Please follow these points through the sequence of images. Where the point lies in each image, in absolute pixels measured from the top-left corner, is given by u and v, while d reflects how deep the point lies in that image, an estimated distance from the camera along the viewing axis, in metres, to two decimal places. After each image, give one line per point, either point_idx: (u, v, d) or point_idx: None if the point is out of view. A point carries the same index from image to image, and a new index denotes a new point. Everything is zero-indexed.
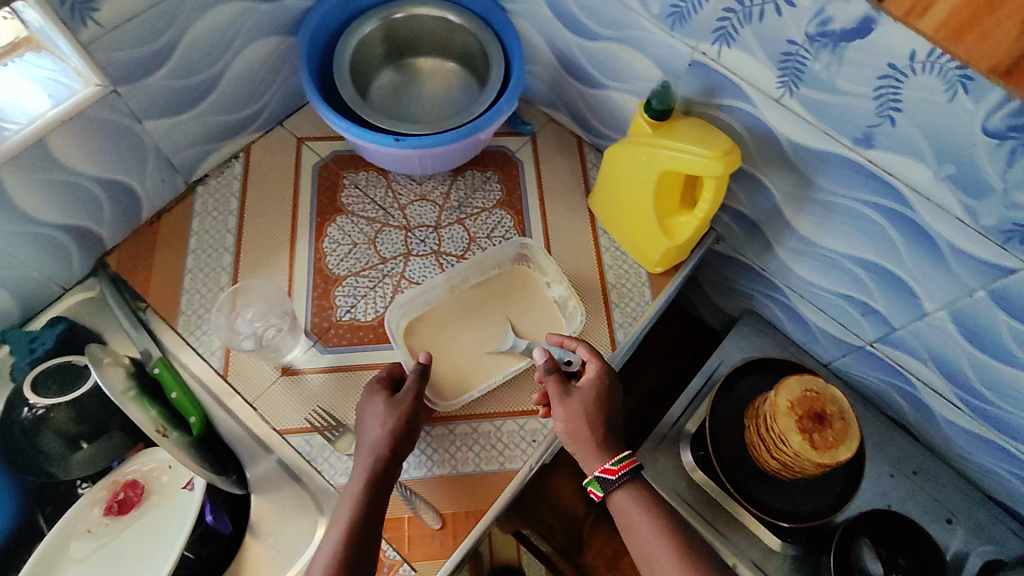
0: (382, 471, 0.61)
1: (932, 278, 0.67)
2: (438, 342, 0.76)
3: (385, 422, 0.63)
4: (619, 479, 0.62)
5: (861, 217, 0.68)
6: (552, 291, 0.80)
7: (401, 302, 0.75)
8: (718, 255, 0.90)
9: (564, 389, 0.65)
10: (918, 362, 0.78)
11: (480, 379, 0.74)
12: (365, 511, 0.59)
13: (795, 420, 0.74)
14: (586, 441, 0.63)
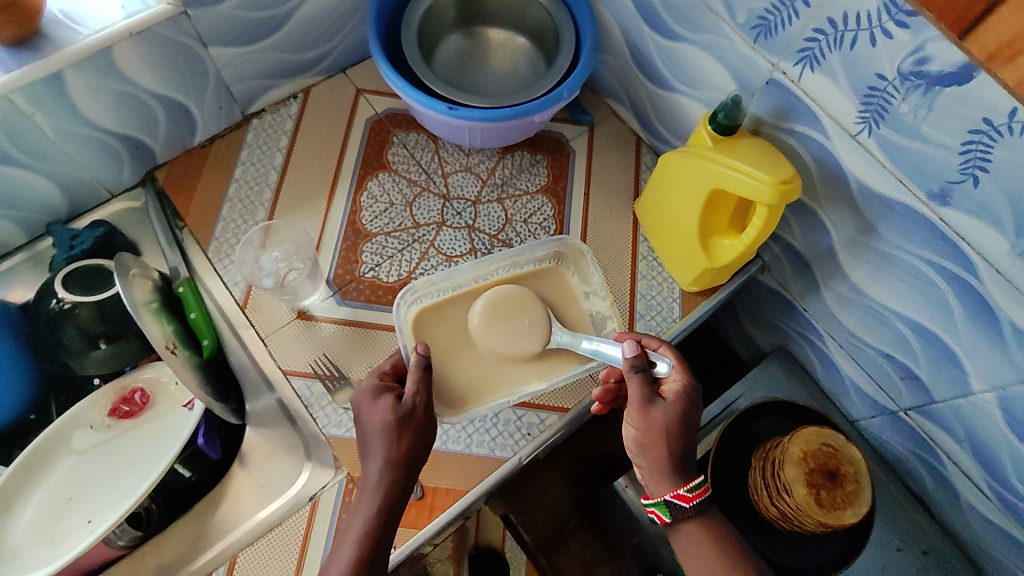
0: (393, 498, 0.58)
1: (988, 357, 0.61)
2: (450, 340, 0.71)
3: (390, 444, 0.58)
4: (691, 509, 0.58)
5: (921, 276, 0.63)
6: (590, 302, 0.75)
7: (415, 287, 0.71)
8: (759, 285, 0.85)
9: (649, 397, 0.60)
10: (951, 441, 0.72)
11: (491, 393, 0.69)
12: (377, 547, 0.56)
13: (804, 472, 0.70)
14: (660, 462, 0.59)
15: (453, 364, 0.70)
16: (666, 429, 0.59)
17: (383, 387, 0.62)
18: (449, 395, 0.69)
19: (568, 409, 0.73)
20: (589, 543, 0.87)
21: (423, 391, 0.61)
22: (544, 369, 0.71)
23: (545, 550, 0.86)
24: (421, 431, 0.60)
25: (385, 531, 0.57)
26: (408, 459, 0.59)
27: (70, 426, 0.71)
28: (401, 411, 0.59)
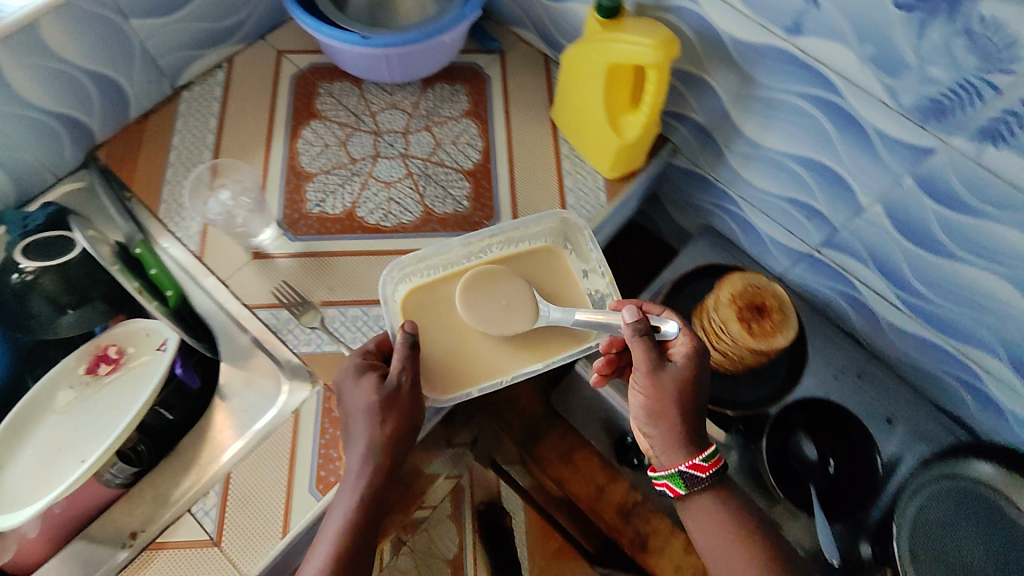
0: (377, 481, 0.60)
1: (866, 170, 0.70)
2: (437, 318, 0.74)
3: (376, 424, 0.61)
4: (707, 478, 0.62)
5: (798, 111, 0.71)
6: (588, 282, 0.78)
7: (403, 263, 0.74)
8: (676, 169, 0.94)
9: (661, 366, 0.63)
10: (859, 264, 0.81)
11: (483, 371, 0.72)
12: (362, 529, 0.58)
13: (736, 311, 0.77)
14: (671, 432, 0.62)
15: (444, 342, 0.72)
16: (677, 394, 0.62)
17: (367, 367, 0.65)
18: (440, 381, 0.71)
19: None
20: (564, 434, 0.94)
21: (407, 369, 0.64)
22: (543, 348, 0.74)
23: (524, 446, 0.94)
24: (405, 411, 0.63)
25: (372, 508, 0.59)
26: (393, 437, 0.61)
27: (51, 389, 0.78)
28: (386, 389, 0.63)
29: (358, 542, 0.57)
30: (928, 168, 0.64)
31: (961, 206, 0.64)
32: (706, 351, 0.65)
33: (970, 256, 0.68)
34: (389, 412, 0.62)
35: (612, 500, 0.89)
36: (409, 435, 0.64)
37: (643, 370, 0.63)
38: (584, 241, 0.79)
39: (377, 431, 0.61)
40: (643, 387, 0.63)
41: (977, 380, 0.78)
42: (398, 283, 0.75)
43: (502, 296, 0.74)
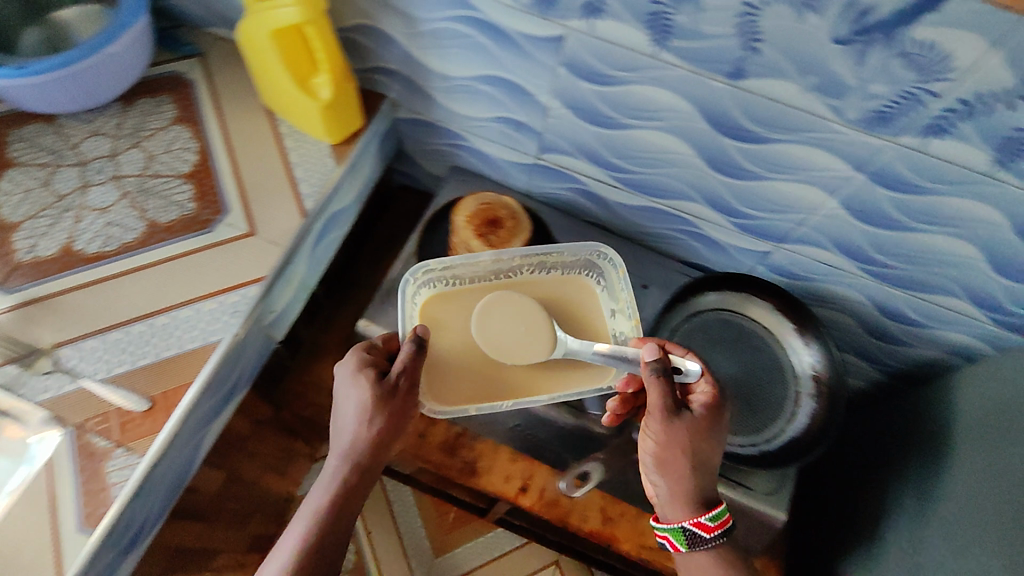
0: (355, 480, 0.67)
1: (530, 71, 0.77)
2: (461, 325, 0.80)
3: (362, 425, 0.67)
4: (712, 538, 0.66)
5: (459, 34, 0.76)
6: (614, 321, 0.82)
7: (429, 268, 0.79)
8: (407, 123, 0.97)
9: (675, 415, 0.67)
10: (571, 157, 0.89)
11: (470, 394, 0.76)
12: (336, 517, 0.65)
13: (474, 228, 0.83)
14: (678, 478, 0.67)
15: (454, 349, 0.78)
16: (685, 442, 0.67)
17: (366, 362, 0.70)
18: (431, 391, 0.76)
19: (264, 277, 0.78)
20: None
21: (407, 372, 0.70)
22: (538, 384, 0.77)
23: None
24: (394, 414, 0.69)
25: (347, 500, 0.67)
26: (378, 437, 0.68)
27: None
28: (385, 387, 0.68)
29: (327, 530, 0.64)
30: (567, 51, 0.71)
31: (606, 79, 0.73)
32: (721, 407, 0.70)
33: (635, 120, 0.77)
34: (387, 410, 0.68)
35: (434, 440, 0.93)
36: (392, 440, 0.70)
37: (659, 418, 0.67)
38: (616, 279, 0.83)
39: (369, 428, 0.67)
40: (655, 433, 0.68)
41: (694, 226, 0.93)
42: (422, 286, 0.81)
43: (520, 321, 0.78)
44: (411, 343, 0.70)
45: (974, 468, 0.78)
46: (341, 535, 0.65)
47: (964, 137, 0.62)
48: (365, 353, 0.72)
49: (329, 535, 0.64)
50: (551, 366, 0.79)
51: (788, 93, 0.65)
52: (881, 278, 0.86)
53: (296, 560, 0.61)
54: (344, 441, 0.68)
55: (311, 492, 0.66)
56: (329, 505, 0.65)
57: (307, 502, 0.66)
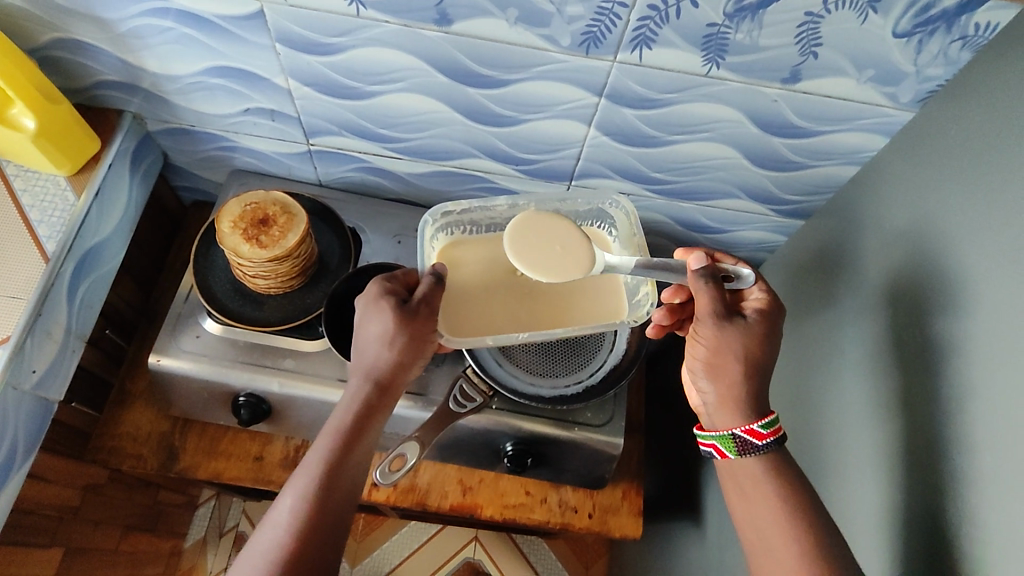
0: (372, 412, 0.62)
1: (250, 54, 0.72)
2: (481, 261, 0.73)
3: (386, 350, 0.62)
4: (765, 446, 0.61)
5: (162, 29, 0.70)
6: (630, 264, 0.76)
7: (447, 210, 0.74)
8: (164, 136, 0.89)
9: (728, 322, 0.64)
10: (341, 137, 0.84)
11: (489, 330, 0.69)
12: (355, 449, 0.60)
13: (241, 232, 0.76)
14: (733, 380, 0.63)
15: (479, 288, 0.71)
16: (742, 349, 0.63)
17: (388, 291, 0.64)
18: (456, 325, 0.69)
19: (10, 335, 0.70)
20: (202, 432, 0.90)
21: (428, 300, 0.64)
22: (564, 319, 0.71)
23: (164, 468, 0.88)
24: (420, 339, 0.63)
25: (365, 434, 0.61)
26: (401, 364, 0.62)
27: None
28: (403, 310, 0.62)
29: (346, 460, 0.58)
30: (274, 26, 0.67)
31: (325, 49, 0.69)
32: (778, 310, 0.67)
33: (376, 86, 0.73)
34: (404, 336, 0.62)
35: (273, 458, 0.90)
36: (417, 366, 0.64)
37: (711, 325, 0.64)
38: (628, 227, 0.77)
39: (386, 353, 0.62)
40: (707, 339, 0.64)
41: (489, 182, 0.90)
42: (439, 231, 0.75)
43: (554, 240, 0.68)
44: (430, 275, 0.64)
45: (791, 350, 0.83)
46: (360, 467, 0.60)
47: (670, 43, 0.62)
48: (389, 281, 0.65)
49: (345, 471, 0.58)
50: (576, 304, 0.72)
51: (497, 30, 0.64)
52: (668, 194, 0.87)
53: (316, 489, 0.56)
54: (365, 366, 0.63)
55: (331, 418, 0.61)
56: (349, 432, 0.60)
57: (324, 430, 0.60)
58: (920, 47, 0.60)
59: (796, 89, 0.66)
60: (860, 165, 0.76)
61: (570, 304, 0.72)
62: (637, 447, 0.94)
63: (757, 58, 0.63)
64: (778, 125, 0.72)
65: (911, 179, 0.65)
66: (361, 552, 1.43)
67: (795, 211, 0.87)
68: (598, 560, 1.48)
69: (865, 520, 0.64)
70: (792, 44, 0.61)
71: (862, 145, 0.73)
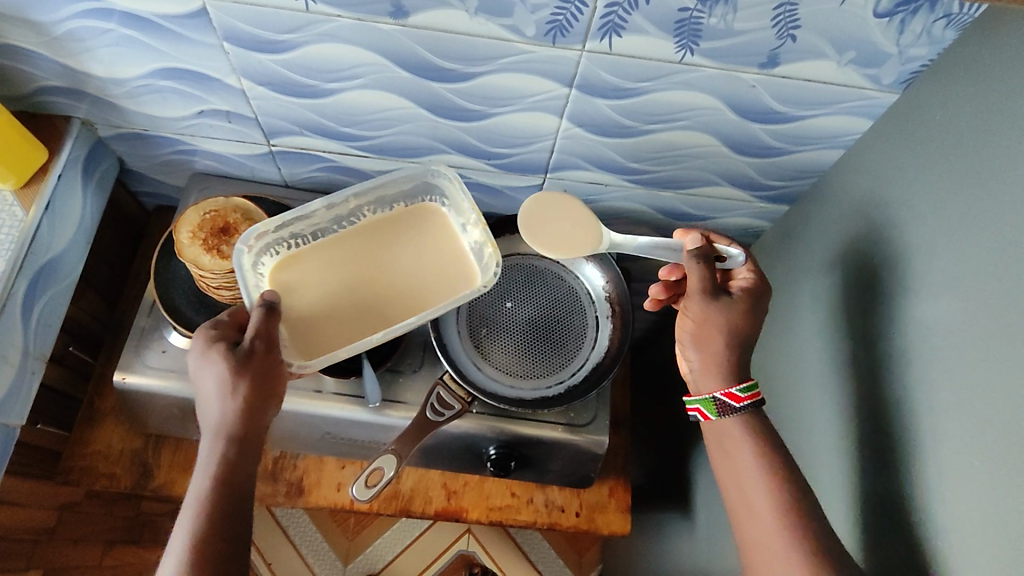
0: (235, 464, 0.55)
1: (197, 55, 0.67)
2: (317, 275, 0.70)
3: (228, 398, 0.56)
4: (742, 408, 0.62)
5: (101, 31, 0.65)
6: (469, 235, 0.73)
7: (261, 233, 0.69)
8: (118, 142, 0.85)
9: (715, 297, 0.64)
10: (303, 137, 0.80)
11: (342, 339, 0.67)
12: (222, 511, 0.53)
13: (202, 243, 0.73)
14: (716, 350, 0.64)
15: (320, 301, 0.68)
16: (726, 320, 0.64)
17: (215, 338, 0.59)
18: (305, 346, 0.66)
19: None
20: (176, 447, 0.87)
21: (263, 334, 0.59)
22: (416, 307, 0.69)
23: (138, 486, 0.85)
24: (267, 374, 0.58)
25: (233, 491, 0.54)
26: (250, 405, 0.56)
27: None
28: (237, 354, 0.57)
29: (215, 526, 0.52)
30: (219, 24, 0.62)
31: (276, 46, 0.65)
32: (765, 289, 0.66)
33: (334, 83, 0.69)
34: (247, 378, 0.57)
35: None
36: (275, 401, 0.59)
37: (698, 301, 0.64)
38: (456, 192, 0.75)
39: (232, 402, 0.55)
40: (694, 315, 0.64)
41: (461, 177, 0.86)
42: (262, 256, 0.70)
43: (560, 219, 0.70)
44: (260, 307, 0.59)
45: (770, 339, 0.81)
46: (236, 527, 0.53)
47: (640, 30, 0.59)
48: (214, 328, 0.60)
49: (220, 542, 0.52)
50: (423, 288, 0.70)
51: (457, 21, 0.60)
52: (647, 183, 0.84)
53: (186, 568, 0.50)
54: (212, 426, 0.56)
55: (188, 494, 0.54)
56: (214, 499, 0.53)
57: (185, 509, 0.53)
58: (903, 26, 0.57)
59: (774, 73, 0.63)
60: (843, 148, 0.73)
61: (416, 290, 0.69)
62: (624, 443, 0.93)
63: (732, 42, 0.60)
64: (757, 110, 0.69)
65: (893, 165, 0.63)
66: (353, 552, 1.37)
67: (778, 196, 0.84)
68: (593, 547, 1.45)
69: (851, 516, 0.63)
70: (768, 27, 0.58)
71: (844, 129, 0.70)
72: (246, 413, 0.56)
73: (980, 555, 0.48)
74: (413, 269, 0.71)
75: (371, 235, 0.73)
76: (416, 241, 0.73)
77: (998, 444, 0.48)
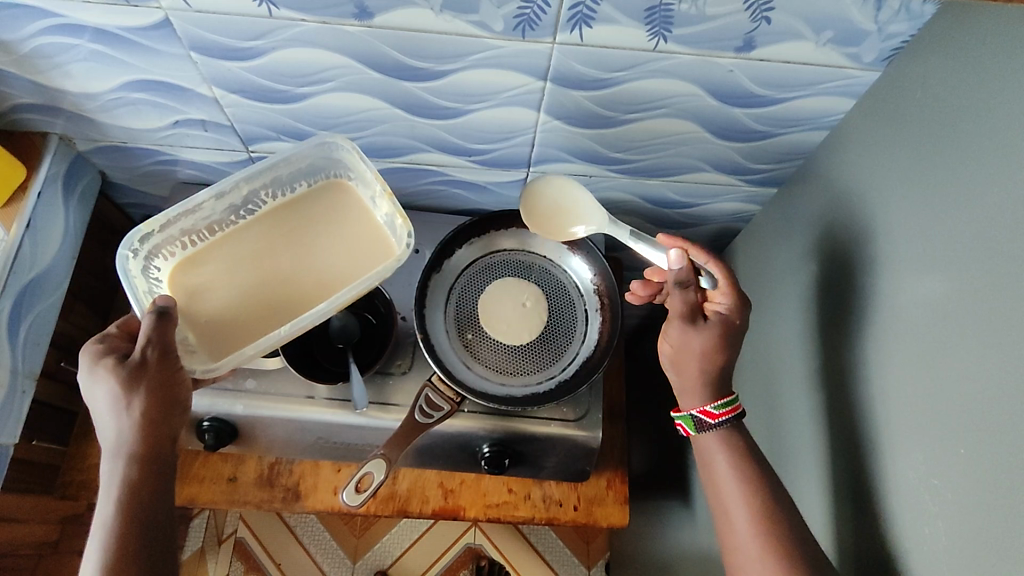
0: (142, 477, 0.56)
1: (167, 66, 0.67)
2: (215, 272, 0.71)
3: (124, 414, 0.57)
4: (719, 424, 0.66)
5: (69, 47, 0.65)
6: (378, 206, 0.73)
7: (147, 235, 0.69)
8: (97, 154, 0.84)
9: (691, 323, 0.67)
10: (280, 142, 0.79)
11: (251, 335, 0.68)
12: (136, 525, 0.54)
13: None
14: (690, 381, 0.68)
15: (223, 299, 0.70)
16: (698, 355, 0.67)
17: (104, 353, 0.60)
18: (214, 346, 0.68)
19: None
20: None
21: (156, 342, 0.59)
22: (324, 292, 0.70)
23: None
24: (164, 382, 0.59)
25: (144, 504, 0.55)
26: (149, 415, 0.57)
27: None
28: (128, 368, 0.58)
29: (129, 538, 0.53)
30: (184, 34, 0.62)
31: (243, 53, 0.64)
32: (742, 316, 0.67)
33: (306, 87, 0.69)
34: (141, 391, 0.58)
35: (248, 478, 0.87)
36: (177, 408, 0.60)
37: (681, 326, 0.68)
38: (358, 162, 0.73)
39: (129, 417, 0.57)
40: (676, 338, 0.68)
41: (443, 175, 0.85)
42: (153, 259, 0.71)
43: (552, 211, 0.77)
44: (150, 314, 0.58)
45: (762, 325, 0.80)
46: (152, 538, 0.55)
47: (610, 19, 0.58)
48: (101, 343, 0.61)
49: (134, 551, 0.53)
50: (327, 270, 0.71)
51: (423, 20, 0.59)
52: (633, 173, 0.82)
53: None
54: (112, 443, 0.58)
55: (98, 512, 0.55)
56: (122, 514, 0.54)
57: (96, 528, 0.54)
58: (880, 3, 0.55)
59: (752, 57, 0.62)
60: (829, 129, 0.72)
61: (321, 274, 0.71)
62: (619, 435, 0.92)
63: (705, 28, 0.58)
64: (737, 95, 0.67)
65: (877, 145, 0.62)
66: (362, 548, 1.38)
67: (766, 180, 0.82)
68: (601, 535, 1.45)
69: (843, 504, 0.62)
70: (742, 10, 0.56)
71: (828, 109, 0.69)
72: (146, 425, 0.57)
73: (972, 543, 0.47)
74: (317, 255, 0.72)
75: (269, 226, 0.74)
76: (317, 225, 0.73)
77: (984, 430, 0.47)
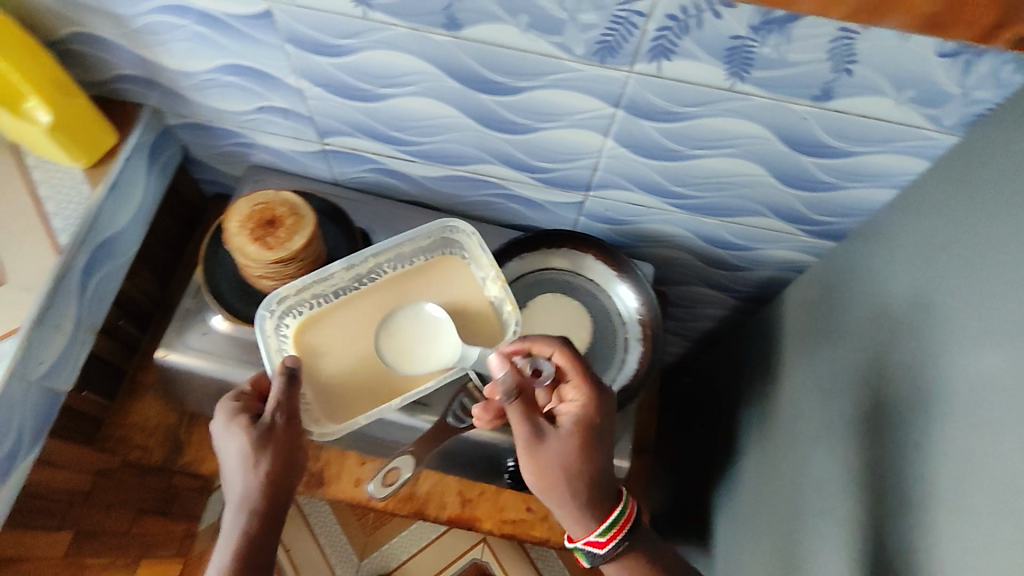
0: (256, 536, 0.58)
1: (262, 54, 0.71)
2: (338, 338, 0.75)
3: (249, 473, 0.59)
4: (608, 551, 0.63)
5: (176, 27, 0.69)
6: (489, 290, 0.79)
7: (284, 297, 0.73)
8: (182, 129, 0.89)
9: (537, 444, 0.61)
10: (353, 138, 0.83)
11: (365, 403, 0.73)
12: None
13: (249, 233, 0.73)
14: (572, 500, 0.61)
15: (343, 365, 0.74)
16: (562, 469, 0.61)
17: (237, 410, 0.63)
18: (333, 407, 0.73)
19: (21, 327, 0.73)
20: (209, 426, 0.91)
21: (283, 406, 0.62)
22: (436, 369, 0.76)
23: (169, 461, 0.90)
24: (288, 445, 0.62)
25: (254, 563, 0.58)
26: (272, 478, 0.60)
27: None
28: (258, 429, 0.61)
29: None
30: (283, 26, 0.65)
31: (334, 50, 0.67)
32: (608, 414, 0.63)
33: (387, 89, 0.71)
34: (268, 452, 0.60)
35: None
36: (295, 471, 0.62)
37: (524, 455, 0.61)
38: (475, 246, 0.80)
39: (253, 477, 0.59)
40: (535, 463, 0.61)
41: (503, 188, 0.87)
42: (282, 318, 0.74)
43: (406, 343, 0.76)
44: (281, 375, 0.62)
45: (803, 379, 0.78)
46: None
47: (690, 55, 0.59)
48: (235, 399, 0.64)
49: None
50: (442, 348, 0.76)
51: (509, 37, 0.61)
52: (691, 209, 0.82)
53: None
54: (234, 498, 0.60)
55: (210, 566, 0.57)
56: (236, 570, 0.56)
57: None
58: (967, 67, 0.55)
59: (828, 107, 0.62)
60: (899, 189, 0.71)
61: (436, 352, 0.75)
62: (644, 468, 0.92)
63: (784, 73, 0.59)
64: (809, 143, 0.67)
65: (941, 209, 0.61)
66: (370, 547, 1.39)
67: (826, 232, 0.81)
68: None
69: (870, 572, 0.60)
70: (823, 60, 0.56)
71: (899, 168, 0.68)
72: (269, 487, 0.60)
73: None
74: (432, 333, 0.76)
75: (388, 296, 0.77)
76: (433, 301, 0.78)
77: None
